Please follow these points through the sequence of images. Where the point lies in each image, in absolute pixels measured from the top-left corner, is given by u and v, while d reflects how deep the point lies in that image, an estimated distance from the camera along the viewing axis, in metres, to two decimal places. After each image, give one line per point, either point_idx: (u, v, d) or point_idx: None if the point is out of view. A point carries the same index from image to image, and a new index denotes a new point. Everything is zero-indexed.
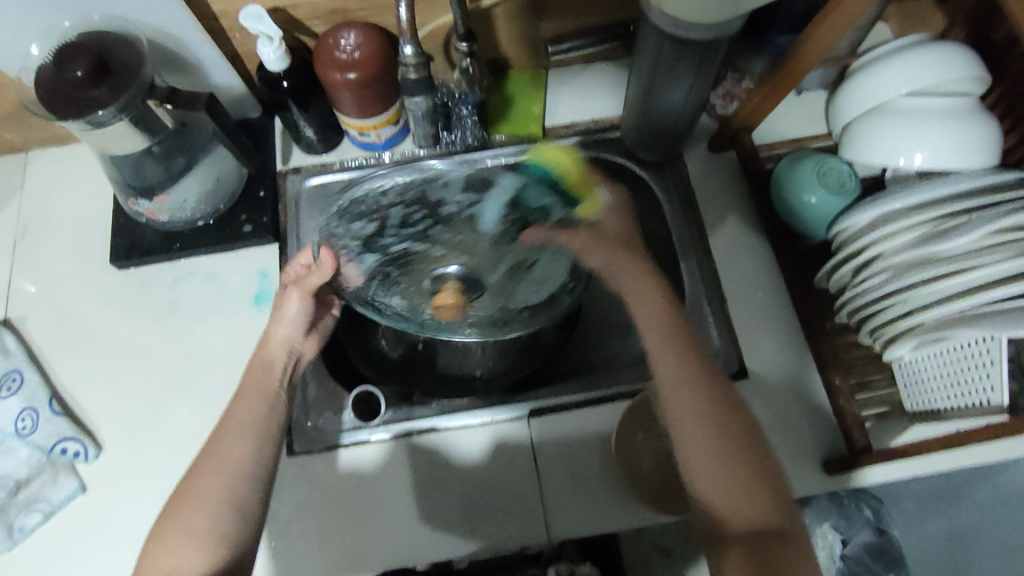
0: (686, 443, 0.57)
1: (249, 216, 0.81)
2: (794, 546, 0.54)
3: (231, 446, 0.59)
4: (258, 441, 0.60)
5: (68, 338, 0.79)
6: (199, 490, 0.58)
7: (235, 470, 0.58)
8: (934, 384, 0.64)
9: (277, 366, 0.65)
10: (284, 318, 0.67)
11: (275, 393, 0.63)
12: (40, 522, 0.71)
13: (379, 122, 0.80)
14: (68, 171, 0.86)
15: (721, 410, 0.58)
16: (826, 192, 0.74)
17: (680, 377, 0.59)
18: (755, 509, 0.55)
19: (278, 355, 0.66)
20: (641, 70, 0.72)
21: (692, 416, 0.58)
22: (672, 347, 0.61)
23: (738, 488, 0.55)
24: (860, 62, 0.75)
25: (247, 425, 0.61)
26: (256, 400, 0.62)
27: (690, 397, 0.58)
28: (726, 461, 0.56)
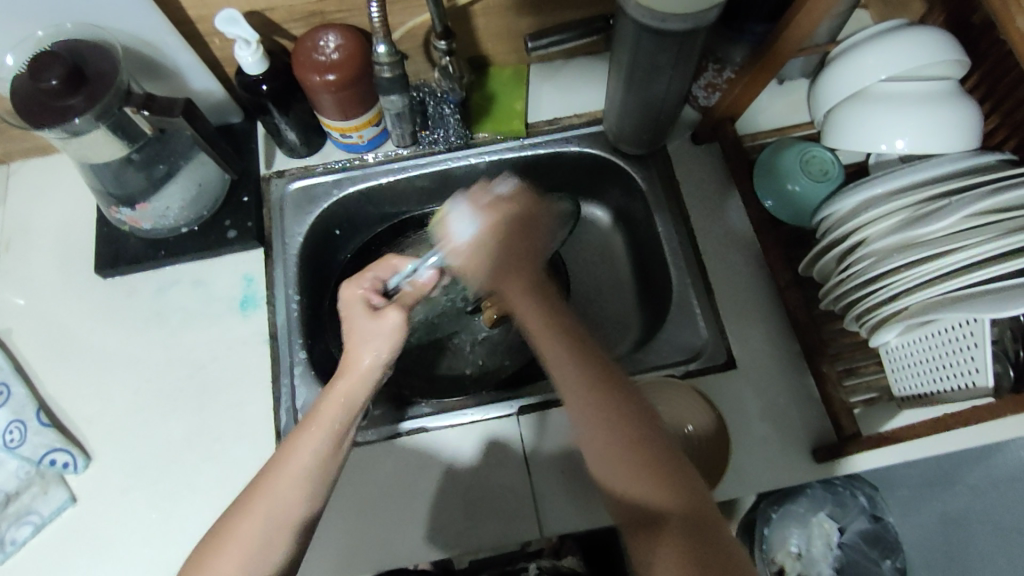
0: (587, 431, 0.55)
1: (233, 221, 0.81)
2: (703, 531, 0.50)
3: (281, 494, 0.55)
4: (311, 494, 0.56)
5: (55, 349, 0.79)
6: (240, 539, 0.54)
7: (276, 520, 0.54)
8: (920, 368, 0.64)
9: (360, 399, 0.59)
10: (362, 339, 0.60)
11: (342, 439, 0.58)
12: (32, 534, 0.71)
13: (360, 123, 0.79)
14: (50, 182, 0.85)
15: (603, 393, 0.55)
16: (808, 179, 0.77)
17: (555, 361, 0.57)
18: (654, 495, 0.51)
19: (370, 381, 0.60)
20: (621, 64, 0.72)
21: (585, 400, 0.55)
22: (555, 342, 0.57)
23: (640, 476, 0.52)
24: (839, 50, 0.75)
25: (293, 475, 0.55)
26: (317, 443, 0.56)
27: (572, 380, 0.56)
28: (625, 447, 0.53)
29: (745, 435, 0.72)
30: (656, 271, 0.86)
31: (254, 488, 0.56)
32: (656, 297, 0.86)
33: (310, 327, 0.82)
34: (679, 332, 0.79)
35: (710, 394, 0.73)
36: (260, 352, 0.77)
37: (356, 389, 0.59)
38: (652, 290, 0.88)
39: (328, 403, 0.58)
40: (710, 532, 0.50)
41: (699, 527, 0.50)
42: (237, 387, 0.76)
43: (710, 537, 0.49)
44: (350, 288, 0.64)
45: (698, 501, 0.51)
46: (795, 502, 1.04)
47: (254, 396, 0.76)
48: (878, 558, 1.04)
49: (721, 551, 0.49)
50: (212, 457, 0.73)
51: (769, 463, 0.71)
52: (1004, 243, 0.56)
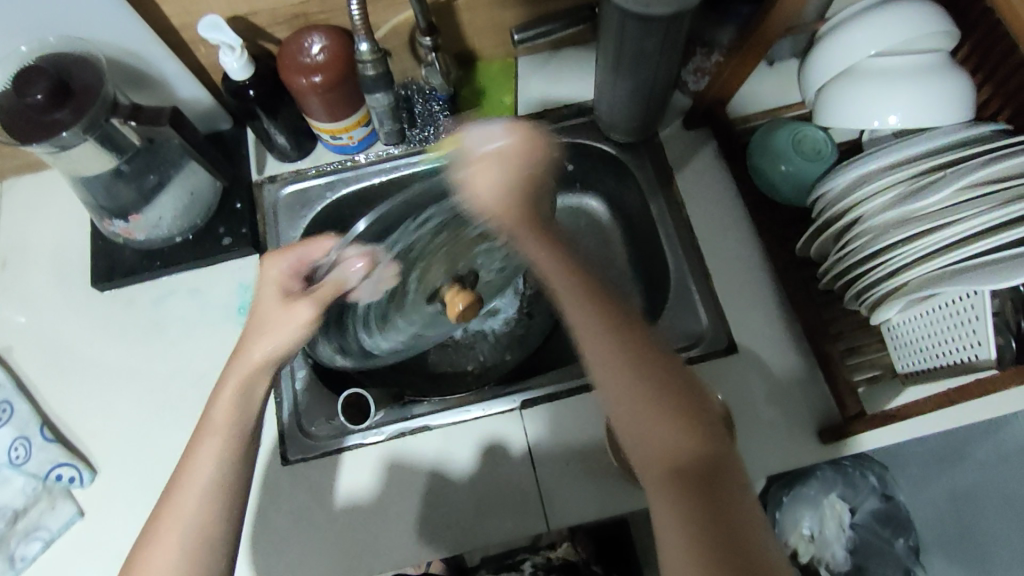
0: (603, 370, 0.52)
1: (227, 228, 0.81)
2: (724, 490, 0.49)
3: (185, 504, 0.55)
4: (221, 504, 0.55)
5: (55, 365, 0.79)
6: (160, 557, 0.54)
7: (195, 530, 0.54)
8: (921, 345, 0.63)
9: (253, 389, 0.59)
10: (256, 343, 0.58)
11: (245, 432, 0.57)
12: (41, 550, 0.71)
13: (350, 125, 0.79)
14: (43, 198, 0.85)
15: (624, 327, 0.52)
16: (800, 159, 0.75)
17: (574, 309, 0.52)
18: (677, 446, 0.50)
19: (257, 373, 0.59)
20: (607, 53, 0.71)
21: (605, 335, 0.51)
22: (580, 293, 0.52)
23: (664, 425, 0.50)
24: (827, 27, 0.74)
25: (202, 482, 0.55)
26: (218, 450, 0.56)
27: (594, 321, 0.52)
28: (633, 378, 0.51)
29: (749, 419, 0.71)
30: (654, 259, 0.86)
31: (163, 509, 0.56)
32: (655, 285, 0.86)
33: None
34: (678, 319, 0.78)
35: (712, 380, 0.73)
36: None
37: (250, 380, 0.58)
38: (651, 278, 0.87)
39: (221, 405, 0.58)
40: (723, 487, 0.49)
41: (715, 481, 0.49)
42: None
43: (723, 496, 0.48)
44: (273, 261, 0.63)
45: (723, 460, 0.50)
46: (806, 485, 1.03)
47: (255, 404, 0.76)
48: (891, 537, 1.05)
49: (730, 507, 0.48)
50: None
51: (774, 447, 0.70)
52: (1002, 211, 0.56)
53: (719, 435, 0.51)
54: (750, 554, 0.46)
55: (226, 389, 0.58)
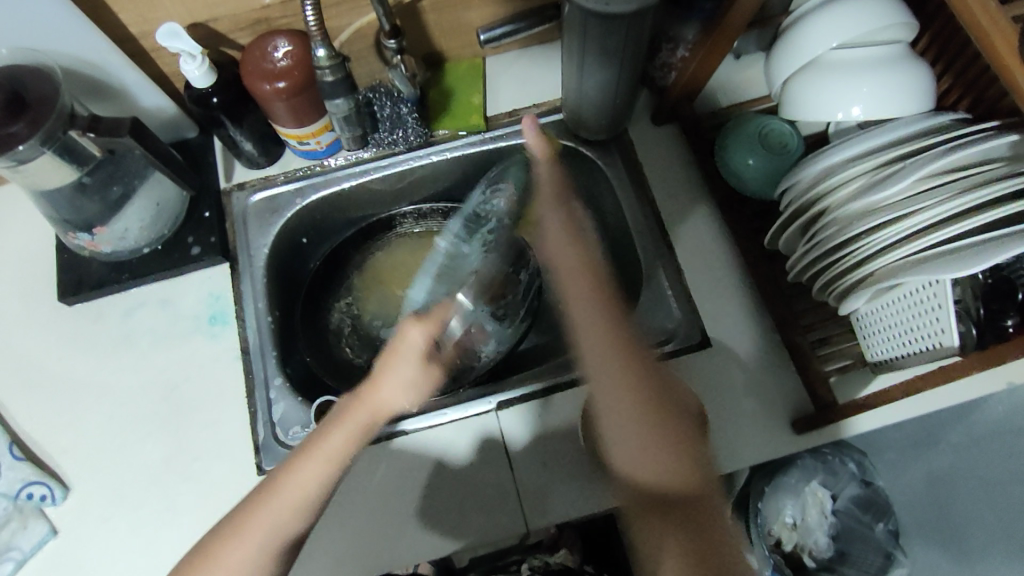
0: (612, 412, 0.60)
1: (196, 237, 0.80)
2: (707, 516, 0.55)
3: (298, 477, 0.57)
4: (329, 483, 0.58)
5: (23, 383, 0.77)
6: (235, 555, 0.56)
7: (291, 507, 0.57)
8: (888, 334, 0.64)
9: (357, 424, 0.60)
10: (398, 368, 0.61)
11: (369, 425, 0.60)
12: (14, 570, 0.70)
13: (316, 129, 0.78)
14: (6, 212, 0.84)
15: (646, 380, 0.59)
16: (763, 152, 0.77)
17: (613, 404, 0.59)
18: (669, 480, 0.56)
19: (393, 397, 0.61)
20: (572, 51, 0.71)
21: (627, 420, 0.59)
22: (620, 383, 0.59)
23: (664, 455, 0.57)
24: (790, 20, 0.74)
25: (324, 461, 0.58)
26: (345, 429, 0.59)
27: (612, 389, 0.60)
28: (633, 419, 0.58)
29: (725, 413, 0.72)
30: (627, 256, 0.86)
31: (271, 479, 0.58)
32: (629, 282, 0.86)
33: (281, 337, 0.82)
34: (653, 315, 0.79)
35: (687, 375, 0.73)
36: (233, 367, 0.77)
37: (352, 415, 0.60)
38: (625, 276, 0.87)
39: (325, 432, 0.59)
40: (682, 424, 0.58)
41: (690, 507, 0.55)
42: (212, 405, 0.75)
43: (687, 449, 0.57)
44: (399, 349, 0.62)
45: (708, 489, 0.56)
46: (788, 473, 1.04)
47: (229, 415, 0.75)
48: (872, 522, 1.07)
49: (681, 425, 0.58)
50: (193, 476, 0.73)
51: (751, 438, 0.71)
52: (961, 200, 0.56)
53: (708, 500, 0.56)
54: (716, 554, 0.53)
55: (367, 389, 0.61)
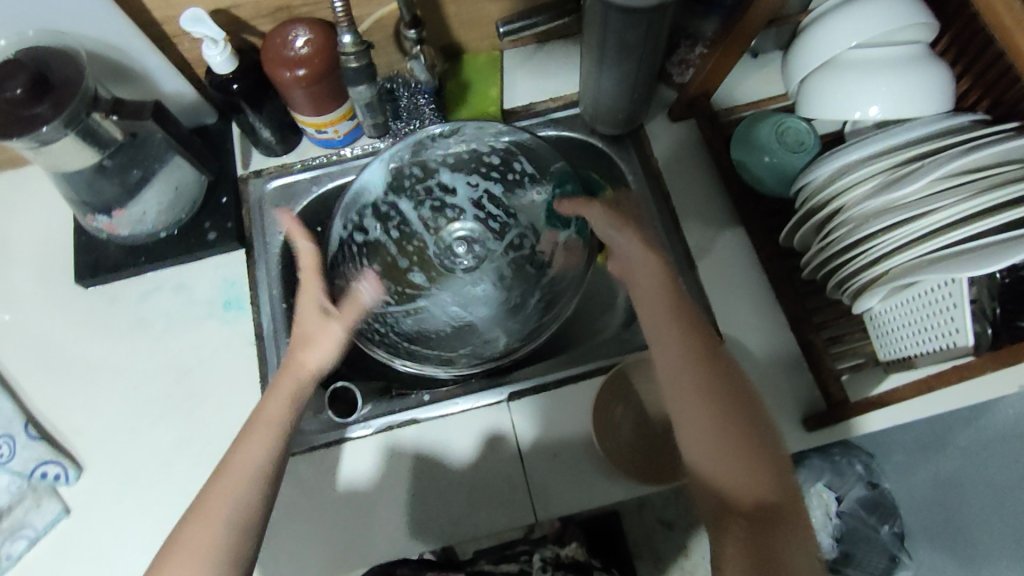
0: (697, 435, 0.63)
1: (212, 223, 0.80)
2: (789, 523, 0.59)
3: (224, 493, 0.60)
4: (253, 491, 0.61)
5: (38, 363, 0.78)
6: (199, 533, 0.58)
7: (230, 516, 0.59)
8: (902, 333, 0.64)
9: (296, 400, 0.67)
10: (298, 353, 0.69)
11: (283, 431, 0.64)
12: (27, 548, 0.71)
13: (333, 119, 0.79)
14: (24, 194, 0.85)
15: (723, 400, 0.64)
16: (782, 150, 0.76)
17: (693, 426, 0.63)
18: (752, 484, 0.60)
19: (295, 384, 0.67)
20: (592, 45, 0.72)
21: (709, 435, 0.62)
22: (697, 391, 0.65)
23: (742, 468, 0.61)
24: (810, 18, 0.74)
25: (245, 470, 0.61)
26: (258, 442, 0.63)
27: (697, 415, 0.64)
28: (712, 431, 0.63)
29: None
30: None
31: (203, 500, 0.61)
32: None
33: None
34: None
35: None
36: (247, 352, 0.77)
37: (297, 389, 0.67)
38: None
39: (270, 409, 0.65)
40: (762, 444, 0.62)
41: (778, 516, 0.59)
42: (225, 389, 0.76)
43: (761, 451, 0.62)
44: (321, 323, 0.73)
45: (790, 490, 0.61)
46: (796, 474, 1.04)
47: (242, 399, 0.75)
48: (877, 524, 1.08)
49: (767, 443, 0.63)
50: (204, 458, 0.73)
51: None
52: (978, 200, 0.56)
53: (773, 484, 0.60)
54: (779, 554, 0.57)
55: (270, 397, 0.66)
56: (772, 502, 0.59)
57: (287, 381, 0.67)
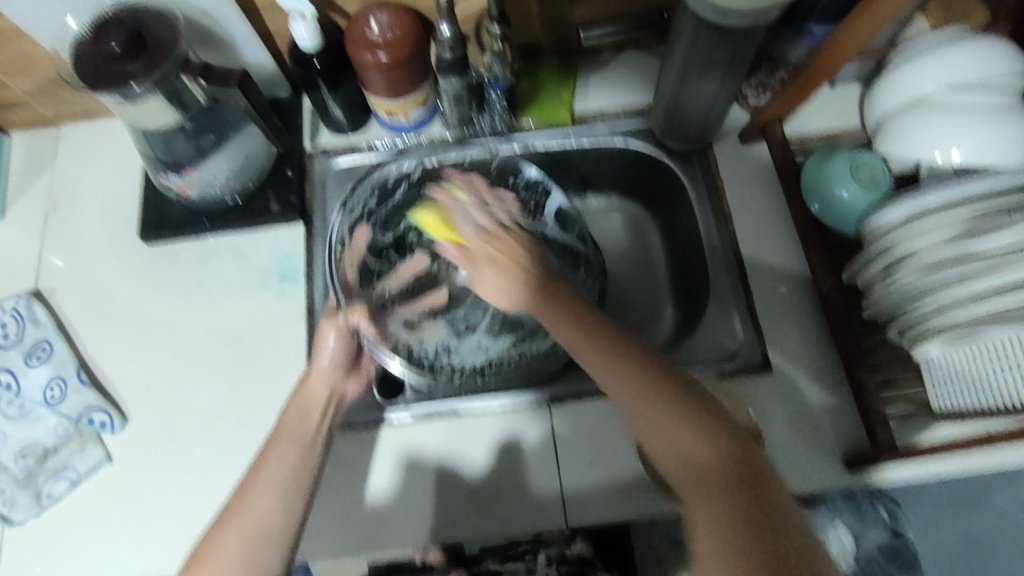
0: (635, 409, 0.56)
1: (276, 195, 0.82)
2: (765, 485, 0.51)
3: (255, 502, 0.60)
4: (284, 499, 0.61)
5: (95, 311, 0.80)
6: (225, 542, 0.59)
7: (256, 529, 0.59)
8: (966, 383, 0.63)
9: (314, 410, 0.67)
10: (317, 369, 0.69)
11: (311, 443, 0.65)
12: (67, 490, 0.73)
13: (411, 104, 0.80)
14: (99, 146, 0.87)
15: (661, 371, 0.57)
16: (858, 186, 0.74)
17: (627, 395, 0.57)
18: (691, 450, 0.53)
19: (316, 401, 0.68)
20: (675, 60, 0.71)
21: (628, 394, 0.57)
22: (609, 360, 0.58)
23: (678, 429, 0.54)
24: (896, 56, 0.73)
25: (275, 479, 0.62)
26: (291, 453, 0.63)
27: (618, 381, 0.57)
28: (661, 408, 0.55)
29: (779, 441, 0.71)
30: (693, 270, 0.86)
31: (228, 515, 0.61)
32: (692, 296, 0.85)
33: None
34: (714, 331, 0.78)
35: (744, 396, 0.73)
36: (296, 325, 0.78)
37: (308, 403, 0.67)
38: (688, 290, 0.87)
39: (290, 423, 0.65)
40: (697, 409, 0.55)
41: (746, 482, 0.51)
42: (271, 359, 0.77)
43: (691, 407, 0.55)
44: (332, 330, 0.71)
45: (744, 452, 0.53)
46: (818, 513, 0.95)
47: (286, 371, 0.77)
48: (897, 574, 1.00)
49: (698, 408, 0.55)
50: (244, 425, 0.75)
51: (803, 469, 0.71)
52: None
53: (727, 445, 0.53)
54: (765, 515, 0.49)
55: (292, 410, 0.67)
56: (733, 462, 0.52)
57: (313, 391, 0.68)
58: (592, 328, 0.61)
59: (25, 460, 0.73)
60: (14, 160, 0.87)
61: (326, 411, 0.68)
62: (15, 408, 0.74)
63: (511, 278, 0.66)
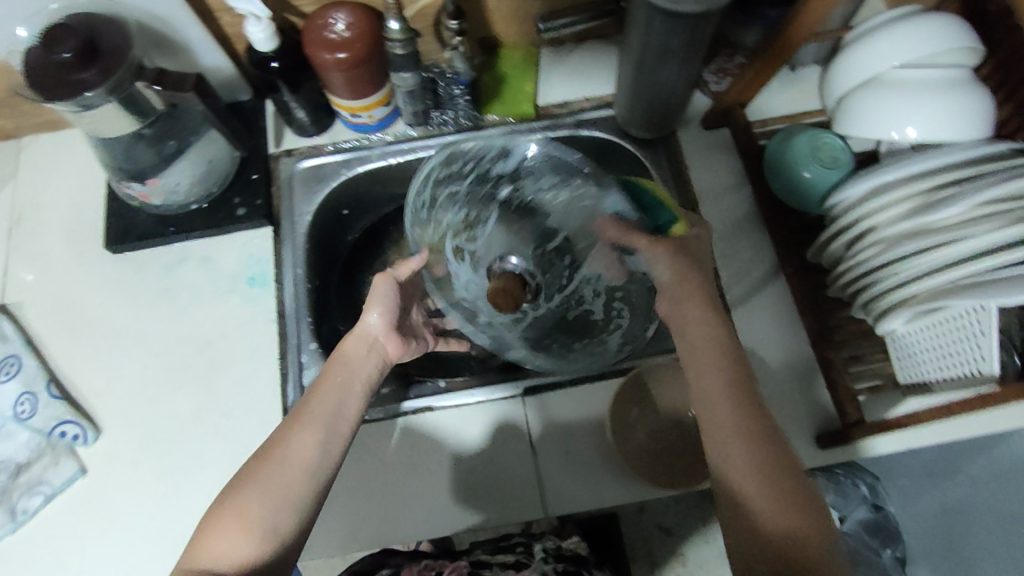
0: (740, 461, 0.53)
1: (242, 198, 0.81)
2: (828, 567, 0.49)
3: (297, 440, 0.59)
4: (326, 441, 0.59)
5: (64, 323, 0.79)
6: (266, 474, 0.57)
7: (300, 465, 0.58)
8: (926, 356, 0.64)
9: (359, 357, 0.65)
10: (361, 329, 0.67)
11: (352, 388, 0.63)
12: (43, 504, 0.72)
13: (372, 103, 0.80)
14: (61, 157, 0.86)
15: (758, 421, 0.54)
16: (818, 166, 0.75)
17: (740, 442, 0.54)
18: (793, 523, 0.50)
19: (361, 349, 0.66)
20: (633, 47, 0.72)
21: (732, 428, 0.54)
22: (729, 394, 0.56)
23: (778, 499, 0.51)
24: (853, 33, 0.73)
25: (318, 419, 0.60)
26: (336, 392, 0.62)
27: (722, 410, 0.55)
28: (762, 474, 0.52)
29: None
30: None
31: (269, 446, 0.59)
32: None
33: (317, 305, 0.83)
34: None
35: None
36: (268, 328, 0.78)
37: (350, 347, 0.65)
38: None
39: (338, 363, 0.64)
40: (796, 478, 0.52)
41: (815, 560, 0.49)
42: (245, 365, 0.77)
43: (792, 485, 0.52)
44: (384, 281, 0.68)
45: (825, 540, 0.51)
46: None
47: (260, 376, 0.76)
48: (880, 547, 1.02)
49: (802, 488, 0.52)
50: (220, 431, 0.74)
51: None
52: (1009, 232, 0.56)
53: (818, 519, 0.51)
54: None
55: (336, 353, 0.65)
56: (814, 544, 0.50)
57: (354, 343, 0.66)
58: (727, 355, 0.58)
59: None
60: None
61: (368, 360, 0.66)
62: None
63: (690, 289, 0.61)
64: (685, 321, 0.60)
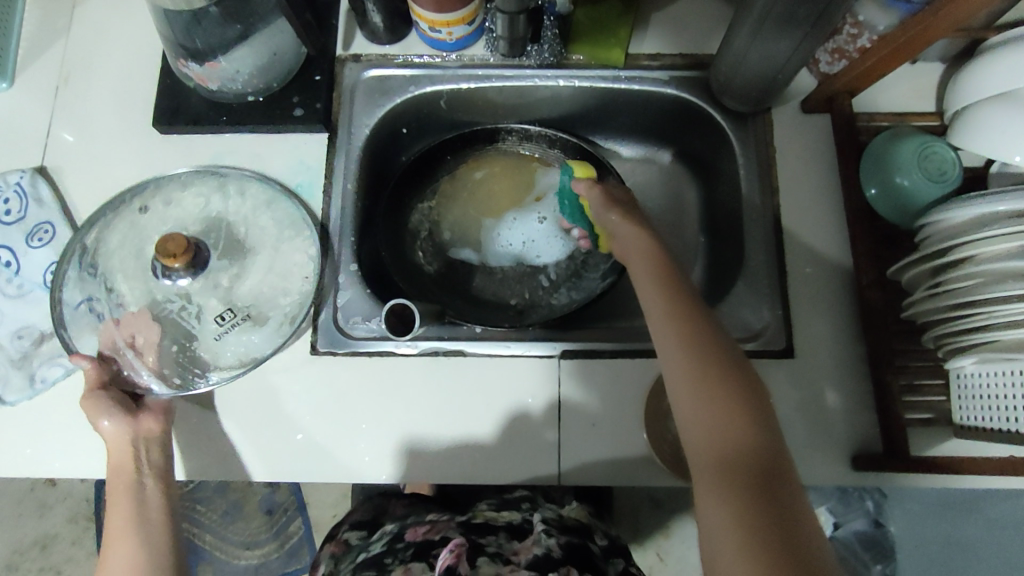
0: (697, 462, 0.48)
1: (301, 99, 0.76)
2: None
3: (114, 557, 0.56)
4: (141, 538, 0.57)
5: (101, 197, 0.76)
6: None
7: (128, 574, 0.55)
8: (990, 402, 0.61)
9: (127, 462, 0.62)
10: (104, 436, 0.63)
11: (135, 484, 0.61)
12: (60, 377, 0.71)
13: (454, 19, 0.73)
14: (118, 20, 0.81)
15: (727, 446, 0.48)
16: (921, 176, 0.69)
17: (699, 453, 0.49)
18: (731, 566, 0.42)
19: (122, 456, 0.62)
20: (751, 10, 0.65)
21: (710, 436, 0.48)
22: (695, 367, 0.51)
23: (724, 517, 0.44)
24: (996, 39, 0.66)
25: (123, 526, 0.57)
26: (124, 498, 0.59)
27: (702, 391, 0.50)
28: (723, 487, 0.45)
29: (788, 429, 0.70)
30: (727, 239, 0.81)
31: None
32: (721, 266, 0.82)
33: (361, 224, 0.79)
34: (739, 309, 0.75)
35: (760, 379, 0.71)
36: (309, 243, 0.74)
37: (121, 461, 0.61)
38: (719, 259, 0.83)
39: (112, 475, 0.61)
40: (783, 485, 0.45)
41: None
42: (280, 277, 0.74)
43: (778, 494, 0.45)
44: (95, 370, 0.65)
45: None
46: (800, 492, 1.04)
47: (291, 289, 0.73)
48: (870, 562, 1.03)
49: (791, 508, 0.44)
50: None
51: (808, 460, 0.69)
52: None
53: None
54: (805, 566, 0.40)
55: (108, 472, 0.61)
56: None
57: (112, 448, 0.62)
58: (682, 316, 0.54)
59: (22, 341, 0.72)
60: (27, 23, 0.81)
61: (136, 447, 0.63)
62: (14, 287, 0.74)
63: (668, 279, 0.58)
64: (648, 292, 0.57)
